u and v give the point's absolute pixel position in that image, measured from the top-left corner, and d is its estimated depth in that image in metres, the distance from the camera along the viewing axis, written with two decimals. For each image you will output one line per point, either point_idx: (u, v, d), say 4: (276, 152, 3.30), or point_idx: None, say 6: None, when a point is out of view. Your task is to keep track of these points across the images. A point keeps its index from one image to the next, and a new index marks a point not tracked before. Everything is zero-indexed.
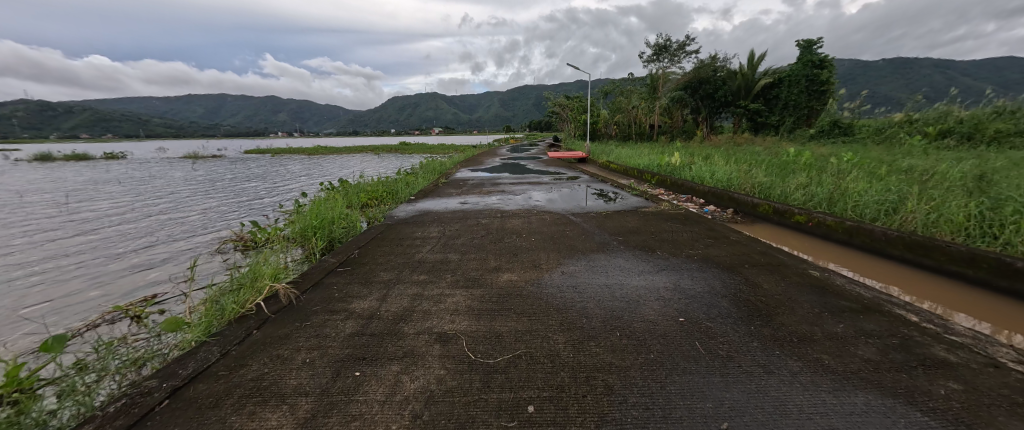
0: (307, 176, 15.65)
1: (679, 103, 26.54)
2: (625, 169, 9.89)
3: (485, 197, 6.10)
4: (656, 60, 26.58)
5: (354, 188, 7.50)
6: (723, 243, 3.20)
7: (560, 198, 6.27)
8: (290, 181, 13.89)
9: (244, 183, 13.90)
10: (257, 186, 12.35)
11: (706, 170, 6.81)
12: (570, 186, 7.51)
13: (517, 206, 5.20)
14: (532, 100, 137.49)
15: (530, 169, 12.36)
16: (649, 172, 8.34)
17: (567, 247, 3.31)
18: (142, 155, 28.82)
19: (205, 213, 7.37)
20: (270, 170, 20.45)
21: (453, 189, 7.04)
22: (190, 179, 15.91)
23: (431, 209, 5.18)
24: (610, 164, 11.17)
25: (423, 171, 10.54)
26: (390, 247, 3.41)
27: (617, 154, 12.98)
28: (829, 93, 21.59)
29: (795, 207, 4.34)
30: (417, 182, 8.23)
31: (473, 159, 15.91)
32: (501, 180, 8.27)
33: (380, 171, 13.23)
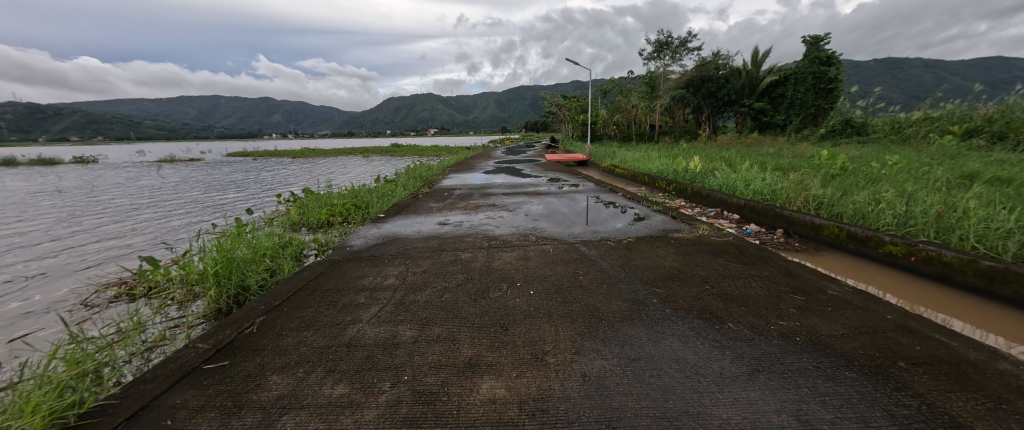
0: (285, 181, 14.45)
1: (680, 102, 25.51)
2: (634, 176, 8.77)
3: (471, 214, 4.99)
4: (656, 57, 25.55)
5: (319, 201, 6.36)
6: (825, 305, 2.07)
7: (562, 212, 5.16)
8: (262, 187, 12.70)
9: (213, 189, 12.71)
10: (224, 193, 11.20)
11: (737, 177, 5.71)
12: (572, 195, 6.42)
13: (510, 229, 4.07)
14: (527, 100, 136.20)
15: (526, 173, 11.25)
16: (663, 179, 7.24)
17: (583, 312, 2.15)
18: (118, 158, 27.47)
19: (141, 230, 6.26)
20: (248, 174, 19.15)
21: (434, 202, 5.92)
22: (156, 185, 14.68)
23: (399, 235, 4.02)
24: (615, 169, 10.08)
25: (406, 177, 9.40)
26: (315, 311, 2.25)
27: (623, 158, 11.89)
28: (837, 91, 20.57)
29: (882, 233, 3.24)
30: (396, 192, 7.11)
31: (464, 162, 14.76)
32: (493, 188, 7.17)
33: (361, 176, 12.10)
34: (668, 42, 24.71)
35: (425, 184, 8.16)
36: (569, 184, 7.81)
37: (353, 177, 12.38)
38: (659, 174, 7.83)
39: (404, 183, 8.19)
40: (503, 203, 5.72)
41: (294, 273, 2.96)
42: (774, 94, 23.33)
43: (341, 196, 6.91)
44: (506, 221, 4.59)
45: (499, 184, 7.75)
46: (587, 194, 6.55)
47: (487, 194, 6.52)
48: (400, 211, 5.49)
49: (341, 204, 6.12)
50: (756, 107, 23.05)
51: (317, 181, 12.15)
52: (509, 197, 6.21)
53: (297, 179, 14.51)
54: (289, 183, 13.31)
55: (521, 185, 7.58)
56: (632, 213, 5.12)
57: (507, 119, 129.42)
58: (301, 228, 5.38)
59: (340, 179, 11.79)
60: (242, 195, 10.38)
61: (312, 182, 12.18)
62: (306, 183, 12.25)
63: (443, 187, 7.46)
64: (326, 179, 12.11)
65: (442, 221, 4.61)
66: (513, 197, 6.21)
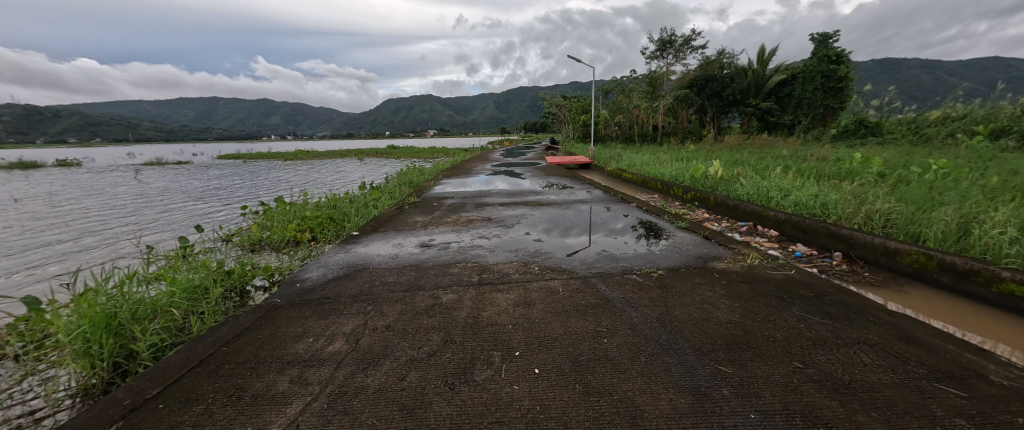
0: (269, 186, 13.69)
1: (683, 102, 24.78)
2: (645, 182, 7.99)
3: (460, 231, 4.25)
4: (660, 56, 24.90)
5: (291, 213, 5.62)
6: (1006, 412, 1.29)
7: (567, 228, 4.41)
8: (245, 192, 11.98)
9: (191, 195, 11.96)
10: (201, 199, 10.45)
11: (770, 185, 4.94)
12: (577, 206, 5.65)
13: (507, 254, 3.29)
14: (526, 101, 135.46)
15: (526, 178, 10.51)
16: (678, 186, 6.48)
17: (615, 417, 1.38)
18: (106, 161, 26.84)
19: (88, 248, 5.54)
20: (236, 178, 18.41)
21: (420, 214, 5.18)
22: (134, 190, 13.92)
23: (369, 262, 3.26)
24: (622, 174, 9.33)
25: (396, 183, 8.67)
26: (204, 413, 1.47)
27: (628, 161, 11.17)
28: (847, 90, 19.82)
29: (996, 266, 2.46)
30: (381, 202, 6.36)
31: (460, 165, 14.02)
32: (488, 197, 6.41)
33: (348, 182, 11.37)
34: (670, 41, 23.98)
35: (414, 191, 7.42)
36: (572, 191, 7.06)
37: (341, 182, 11.66)
38: (674, 180, 7.05)
39: (392, 190, 7.45)
40: (499, 215, 4.96)
41: (211, 327, 2.19)
42: (781, 94, 22.58)
43: (319, 206, 6.17)
44: (502, 241, 3.81)
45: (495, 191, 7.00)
46: (595, 204, 5.76)
47: (482, 204, 5.75)
48: (380, 225, 4.73)
49: (315, 217, 5.37)
50: (763, 107, 22.32)
51: (303, 186, 11.44)
52: (507, 208, 5.45)
53: (284, 184, 13.77)
54: (273, 188, 12.57)
55: (520, 192, 6.83)
56: (649, 228, 4.35)
57: (506, 120, 128.62)
58: (264, 247, 4.62)
59: (328, 185, 11.09)
60: (219, 202, 9.65)
61: (296, 188, 11.44)
62: (290, 188, 11.52)
63: (434, 195, 6.72)
64: (313, 185, 11.39)
65: (426, 241, 3.84)
66: (512, 208, 5.46)
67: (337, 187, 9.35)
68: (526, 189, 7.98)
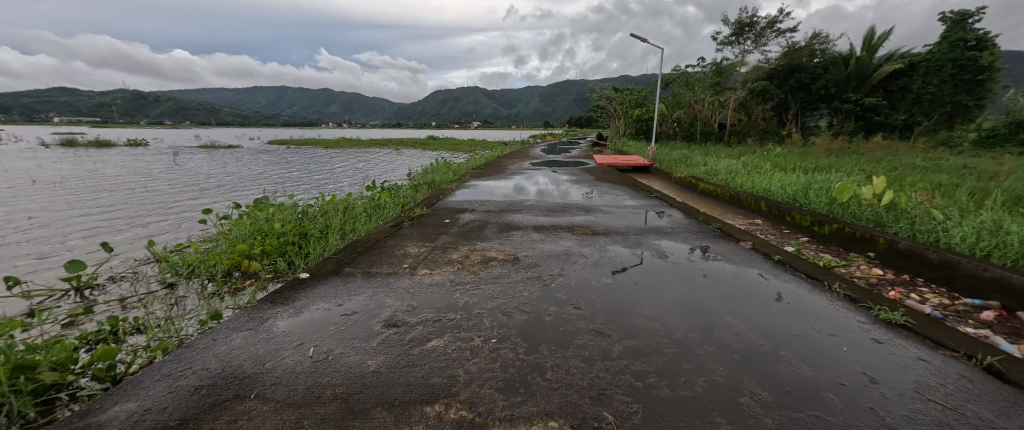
0: (295, 175, 12.88)
1: (760, 97, 21.42)
2: (737, 200, 5.84)
3: (462, 283, 2.58)
4: (736, 41, 21.77)
5: (262, 222, 4.29)
6: None
7: (646, 284, 2.56)
8: (267, 181, 11.16)
9: (214, 180, 11.31)
10: (217, 187, 9.67)
11: (1017, 231, 2.79)
12: (651, 236, 3.73)
13: (537, 387, 1.54)
14: (574, 94, 131.76)
15: (573, 180, 8.71)
16: (802, 211, 4.40)
17: None
18: (170, 142, 28.25)
19: (28, 251, 4.50)
20: (276, 164, 18.17)
21: (419, 239, 3.60)
22: (170, 172, 13.72)
23: (261, 375, 1.62)
24: (699, 182, 7.26)
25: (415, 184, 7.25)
26: None
27: (698, 165, 8.96)
28: (987, 84, 15.89)
29: None
30: (381, 213, 4.87)
31: (496, 161, 12.46)
32: (518, 213, 4.67)
33: (369, 178, 10.14)
34: (750, 23, 20.77)
35: (429, 197, 5.88)
36: (635, 208, 5.14)
37: (362, 179, 10.46)
38: (788, 202, 4.89)
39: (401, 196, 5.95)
40: (531, 252, 3.20)
41: None
42: (892, 88, 19.00)
43: (302, 215, 4.77)
44: (530, 325, 2.04)
45: (530, 203, 5.25)
46: (678, 232, 3.81)
47: (509, 228, 4.03)
48: (352, 256, 3.16)
49: (284, 230, 3.95)
50: (866, 103, 18.72)
51: (322, 181, 10.41)
52: (544, 237, 3.67)
53: (310, 175, 12.91)
54: (296, 179, 11.68)
55: (565, 207, 5.04)
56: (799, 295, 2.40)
57: (553, 114, 125.73)
58: (194, 279, 3.22)
59: (347, 181, 9.92)
60: (228, 192, 8.72)
61: (316, 182, 10.39)
62: (310, 182, 10.55)
63: (448, 206, 5.08)
64: (332, 181, 10.28)
65: (396, 314, 2.14)
66: (551, 237, 3.66)
67: (347, 186, 8.08)
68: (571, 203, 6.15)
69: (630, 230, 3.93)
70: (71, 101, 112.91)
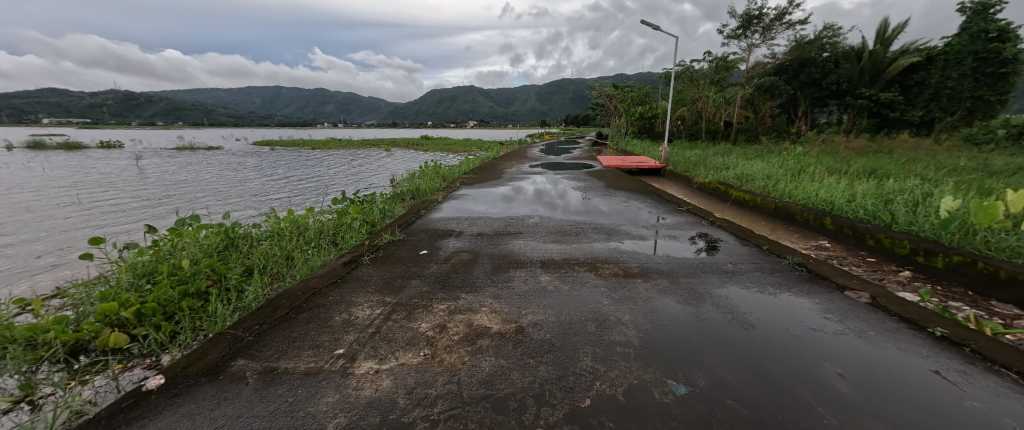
0: (272, 182, 11.74)
1: (768, 92, 20.96)
2: (787, 214, 4.75)
3: (427, 402, 1.46)
4: (743, 34, 20.81)
5: (169, 256, 3.14)
6: None
7: (752, 399, 1.44)
8: (237, 190, 10.01)
9: (179, 189, 10.18)
10: (175, 199, 8.53)
11: None
12: (708, 279, 2.60)
13: None
14: (571, 92, 130.76)
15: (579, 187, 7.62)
16: (892, 237, 3.36)
17: None
18: (149, 144, 26.85)
19: None
20: (256, 168, 16.99)
21: (378, 288, 2.50)
22: (131, 177, 12.46)
23: None
24: (728, 189, 6.20)
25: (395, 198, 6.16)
26: None
27: (722, 168, 7.90)
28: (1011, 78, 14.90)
29: None
30: (338, 241, 3.73)
31: (492, 164, 11.37)
32: (518, 241, 3.56)
33: (348, 188, 9.02)
34: (758, 16, 19.71)
35: (405, 215, 4.73)
36: (666, 228, 4.01)
37: (341, 188, 9.35)
38: (866, 222, 3.82)
39: (373, 215, 4.81)
40: (541, 318, 2.09)
41: None
42: (909, 82, 18.19)
43: (236, 245, 3.63)
44: None
45: (532, 224, 4.13)
46: (744, 273, 2.69)
47: (506, 267, 2.90)
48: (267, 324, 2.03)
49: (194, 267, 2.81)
50: (881, 99, 18.13)
51: (295, 191, 9.25)
52: (557, 285, 2.55)
53: (288, 181, 11.78)
54: (269, 187, 10.54)
55: (577, 229, 3.92)
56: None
57: (550, 112, 124.60)
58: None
59: (322, 192, 8.80)
60: (182, 207, 7.59)
61: (288, 192, 9.26)
62: (282, 192, 9.40)
63: (427, 230, 3.94)
64: (306, 191, 9.15)
65: None
66: (566, 284, 2.54)
67: (316, 200, 6.95)
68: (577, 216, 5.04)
69: (672, 266, 2.85)
70: (58, 102, 110.59)
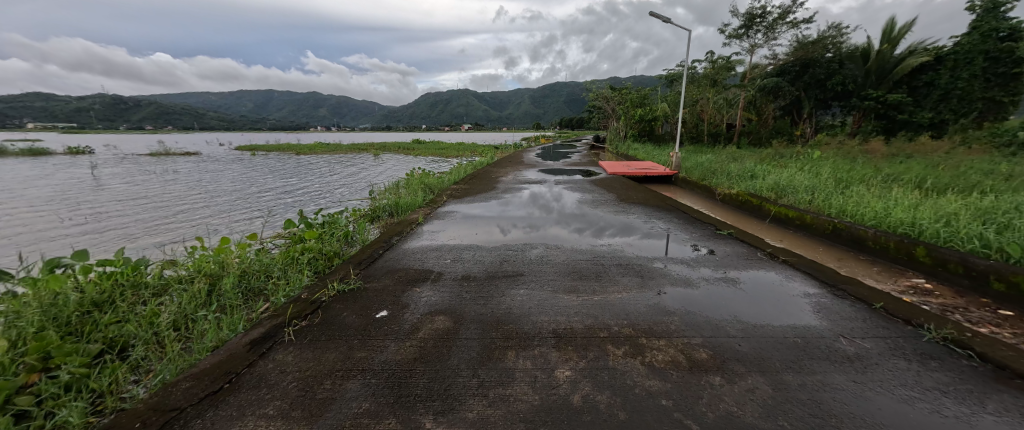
0: (243, 194, 10.68)
1: (771, 94, 20.30)
2: (852, 238, 3.80)
3: None
4: (744, 34, 20.18)
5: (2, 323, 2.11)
6: None
7: None
8: (200, 204, 8.97)
9: (135, 205, 9.12)
10: (123, 219, 7.49)
11: None
12: (831, 377, 1.60)
13: None
14: (565, 95, 130.35)
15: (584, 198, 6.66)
16: None
17: None
18: (125, 149, 25.62)
19: None
20: (234, 176, 15.93)
21: (284, 408, 1.48)
22: (88, 189, 11.38)
23: None
24: (764, 203, 5.25)
25: (371, 221, 5.22)
26: None
27: (746, 177, 6.96)
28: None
29: None
30: (268, 295, 2.69)
31: (486, 171, 10.44)
32: (518, 293, 2.55)
33: (324, 203, 8.02)
34: (761, 14, 19.03)
35: (372, 245, 3.69)
36: (716, 265, 3.00)
37: (316, 202, 8.34)
38: (978, 256, 2.88)
39: (330, 246, 3.74)
40: None
41: None
42: (917, 83, 17.45)
43: (124, 303, 2.58)
44: None
45: (536, 262, 3.12)
46: (878, 361, 1.70)
47: (502, 348, 1.89)
48: None
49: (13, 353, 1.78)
50: (889, 100, 17.46)
51: (263, 207, 8.21)
52: (587, 393, 1.54)
53: (260, 193, 10.72)
54: (237, 201, 9.48)
55: (596, 269, 2.93)
56: None
57: (545, 115, 123.96)
58: None
59: (293, 209, 7.79)
60: (124, 230, 6.55)
61: (255, 208, 8.22)
62: (249, 207, 8.37)
63: (394, 273, 2.90)
64: (276, 207, 8.15)
65: None
66: (603, 394, 1.53)
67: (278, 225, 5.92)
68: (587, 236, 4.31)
69: (755, 340, 1.89)
70: (43, 106, 108.51)
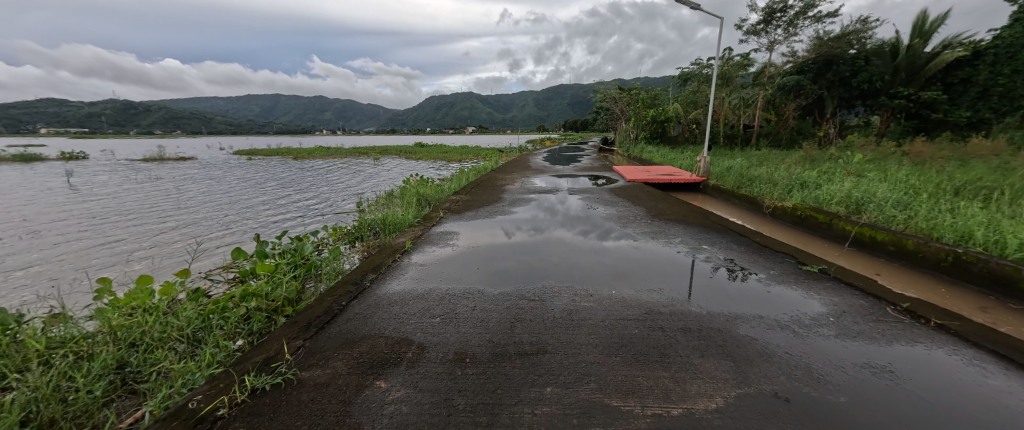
0: (229, 202, 9.86)
1: (792, 93, 19.11)
2: (987, 275, 2.81)
3: None
4: (763, 30, 19.21)
5: None
6: None
7: None
8: (175, 217, 8.12)
9: (108, 217, 8.32)
10: (86, 235, 6.68)
11: None
12: None
13: None
14: (570, 97, 129.27)
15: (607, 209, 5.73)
16: None
17: None
18: (120, 154, 24.95)
19: None
20: (228, 182, 15.17)
21: None
22: (64, 198, 10.59)
23: None
24: (834, 220, 4.25)
25: (356, 247, 4.35)
26: None
27: (796, 187, 5.92)
28: None
29: None
30: (151, 395, 1.71)
31: (491, 178, 9.53)
32: (543, 399, 1.56)
33: (310, 216, 7.13)
34: (781, 9, 18.04)
35: (335, 290, 2.70)
36: (834, 329, 2.00)
37: (302, 215, 7.47)
38: None
39: (278, 293, 2.72)
40: None
41: None
42: (952, 80, 16.16)
43: None
44: None
45: (564, 327, 2.10)
46: None
47: None
48: None
49: None
50: (922, 98, 16.13)
51: (244, 221, 7.36)
52: None
53: (247, 202, 9.87)
54: (219, 211, 8.64)
55: (661, 345, 1.91)
56: None
57: (549, 117, 123.02)
58: None
59: (275, 223, 6.92)
60: (78, 250, 5.72)
61: (235, 222, 7.36)
62: (228, 220, 7.52)
63: (352, 349, 1.93)
64: (258, 220, 7.29)
65: None
66: None
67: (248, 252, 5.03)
68: (625, 269, 3.30)
69: None
70: (52, 111, 109.50)
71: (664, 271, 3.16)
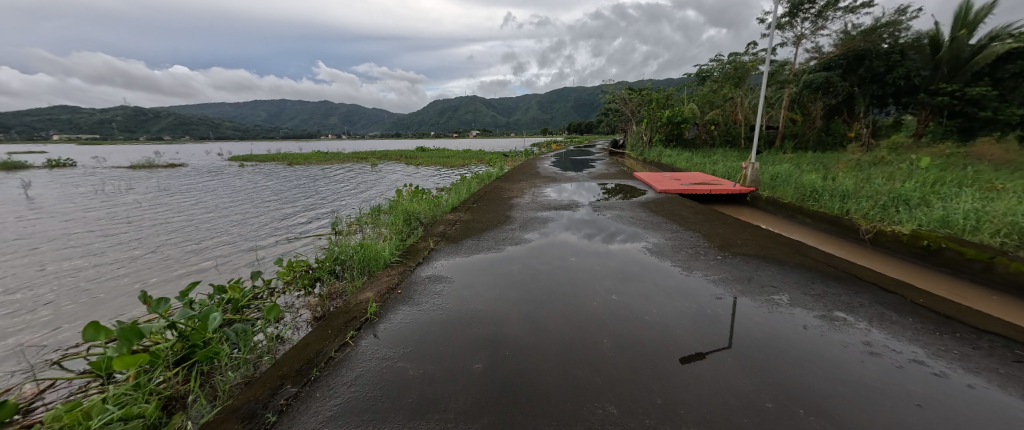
0: (199, 217, 8.65)
1: (820, 91, 17.22)
2: None
3: None
4: (787, 24, 17.83)
5: None
6: None
7: None
8: (130, 236, 6.94)
9: (52, 237, 7.17)
10: (10, 263, 5.50)
11: None
12: None
13: None
14: (575, 99, 127.51)
15: (649, 230, 4.45)
16: None
17: None
18: (109, 161, 23.94)
19: None
20: (211, 190, 14.03)
21: None
22: (18, 211, 9.43)
23: None
24: (1001, 259, 2.92)
25: (316, 298, 3.12)
26: None
27: (896, 202, 4.48)
28: None
29: None
30: None
31: (497, 187, 8.29)
32: None
33: (276, 239, 5.86)
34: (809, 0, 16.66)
35: None
36: None
37: (270, 235, 6.21)
38: None
39: None
40: None
41: None
42: (1003, 75, 13.85)
43: None
44: None
45: None
46: None
47: None
48: None
49: None
50: (968, 94, 13.93)
51: (200, 241, 6.14)
52: None
53: (219, 215, 8.66)
54: (181, 228, 7.43)
55: None
56: None
57: (553, 119, 121.76)
58: None
59: (234, 245, 5.69)
60: None
61: (189, 243, 6.14)
62: (183, 239, 6.31)
63: None
64: (221, 241, 6.08)
65: None
66: None
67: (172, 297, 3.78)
68: (739, 347, 1.93)
69: None
70: (58, 118, 110.19)
71: (810, 358, 1.81)
